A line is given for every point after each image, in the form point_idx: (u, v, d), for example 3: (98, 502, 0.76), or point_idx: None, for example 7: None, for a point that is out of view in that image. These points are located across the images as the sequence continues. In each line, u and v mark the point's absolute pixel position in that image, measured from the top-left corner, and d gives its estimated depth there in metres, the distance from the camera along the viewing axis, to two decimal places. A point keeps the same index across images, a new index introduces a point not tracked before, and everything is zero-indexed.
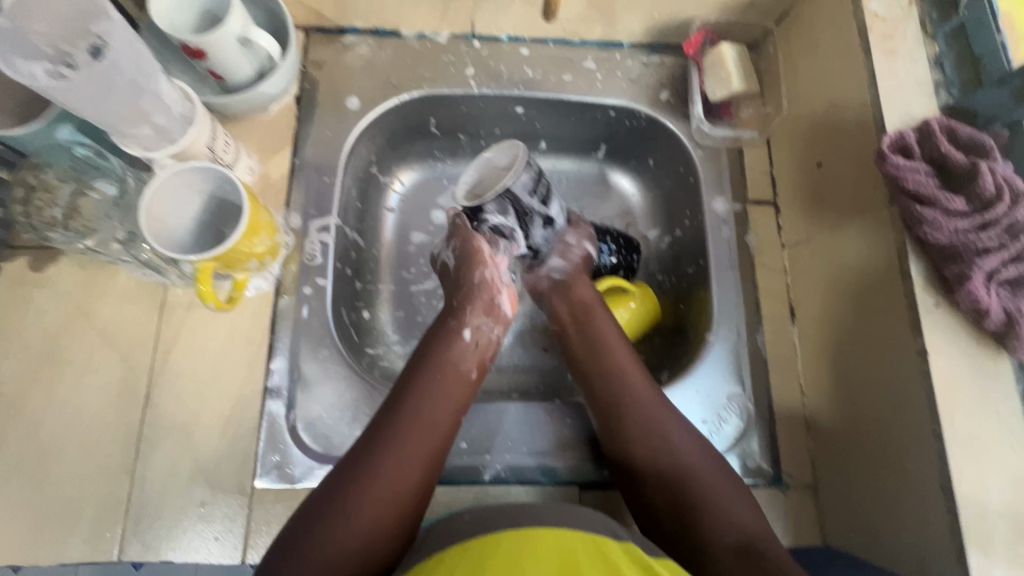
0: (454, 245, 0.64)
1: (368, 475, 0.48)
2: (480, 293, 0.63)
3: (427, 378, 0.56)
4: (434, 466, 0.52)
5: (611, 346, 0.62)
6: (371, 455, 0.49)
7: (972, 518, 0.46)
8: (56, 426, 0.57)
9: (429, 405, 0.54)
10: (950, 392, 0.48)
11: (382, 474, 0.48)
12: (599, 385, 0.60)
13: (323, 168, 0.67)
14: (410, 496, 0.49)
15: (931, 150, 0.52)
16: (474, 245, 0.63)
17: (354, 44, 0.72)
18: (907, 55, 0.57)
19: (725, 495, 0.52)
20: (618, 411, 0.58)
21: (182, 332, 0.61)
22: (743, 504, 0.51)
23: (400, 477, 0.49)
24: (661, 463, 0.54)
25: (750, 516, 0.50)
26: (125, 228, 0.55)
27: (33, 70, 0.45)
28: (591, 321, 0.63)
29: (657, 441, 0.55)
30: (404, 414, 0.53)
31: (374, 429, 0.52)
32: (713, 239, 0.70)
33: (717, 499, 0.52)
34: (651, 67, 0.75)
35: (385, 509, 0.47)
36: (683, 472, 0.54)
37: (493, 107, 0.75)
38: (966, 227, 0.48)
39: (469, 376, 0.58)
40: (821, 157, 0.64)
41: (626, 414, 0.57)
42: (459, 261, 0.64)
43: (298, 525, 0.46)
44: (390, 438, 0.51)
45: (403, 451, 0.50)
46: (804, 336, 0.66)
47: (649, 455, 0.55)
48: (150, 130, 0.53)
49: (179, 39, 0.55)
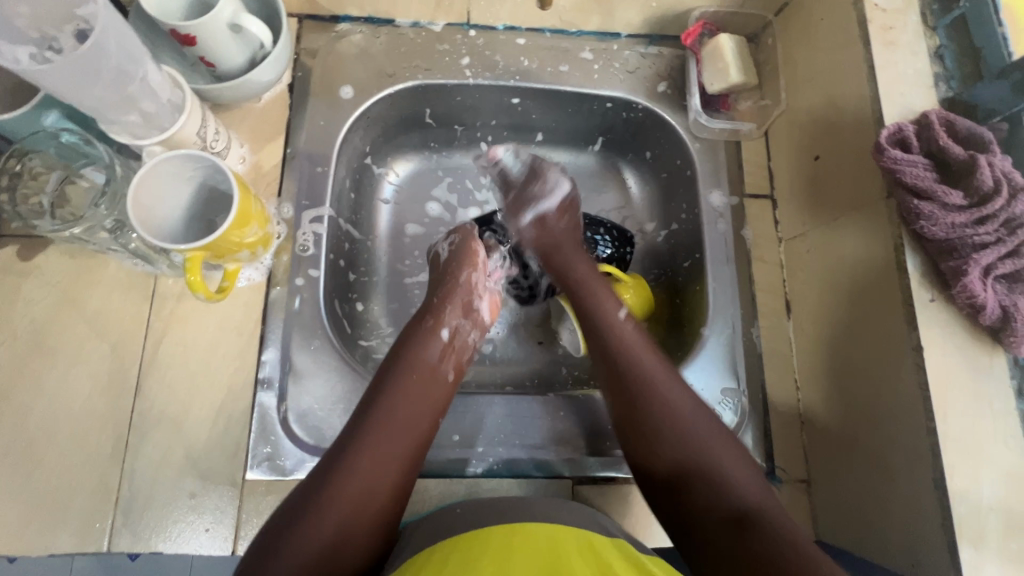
0: (451, 240, 0.67)
1: (338, 480, 0.46)
2: (462, 291, 0.63)
3: (399, 379, 0.54)
4: (408, 470, 0.50)
5: (609, 314, 0.60)
6: (341, 460, 0.47)
7: (965, 514, 0.46)
8: (45, 417, 0.56)
9: (401, 406, 0.52)
10: (945, 388, 0.48)
11: (352, 482, 0.46)
12: (600, 349, 0.58)
13: (316, 158, 0.66)
14: (382, 501, 0.47)
15: (930, 144, 0.52)
16: (472, 247, 0.65)
17: (347, 32, 0.71)
18: (907, 47, 0.57)
19: (725, 457, 0.49)
20: (615, 372, 0.56)
21: (172, 323, 0.60)
22: (743, 467, 0.49)
23: (372, 483, 0.47)
24: (659, 431, 0.52)
25: (749, 480, 0.48)
26: (115, 216, 0.53)
27: (17, 54, 0.45)
28: (589, 290, 0.62)
29: (654, 404, 0.53)
30: (375, 417, 0.51)
31: (346, 434, 0.50)
32: (709, 233, 0.69)
33: (718, 463, 0.49)
34: (648, 58, 0.74)
35: (356, 516, 0.45)
36: (680, 437, 0.51)
37: (489, 98, 0.74)
38: (964, 221, 0.48)
39: (444, 376, 0.57)
40: (819, 150, 0.64)
41: (626, 372, 0.55)
42: (452, 257, 0.65)
43: (272, 530, 0.44)
44: (360, 441, 0.49)
45: (372, 455, 0.48)
46: (799, 330, 0.65)
47: (648, 421, 0.52)
48: (138, 116, 0.52)
49: (168, 25, 0.54)
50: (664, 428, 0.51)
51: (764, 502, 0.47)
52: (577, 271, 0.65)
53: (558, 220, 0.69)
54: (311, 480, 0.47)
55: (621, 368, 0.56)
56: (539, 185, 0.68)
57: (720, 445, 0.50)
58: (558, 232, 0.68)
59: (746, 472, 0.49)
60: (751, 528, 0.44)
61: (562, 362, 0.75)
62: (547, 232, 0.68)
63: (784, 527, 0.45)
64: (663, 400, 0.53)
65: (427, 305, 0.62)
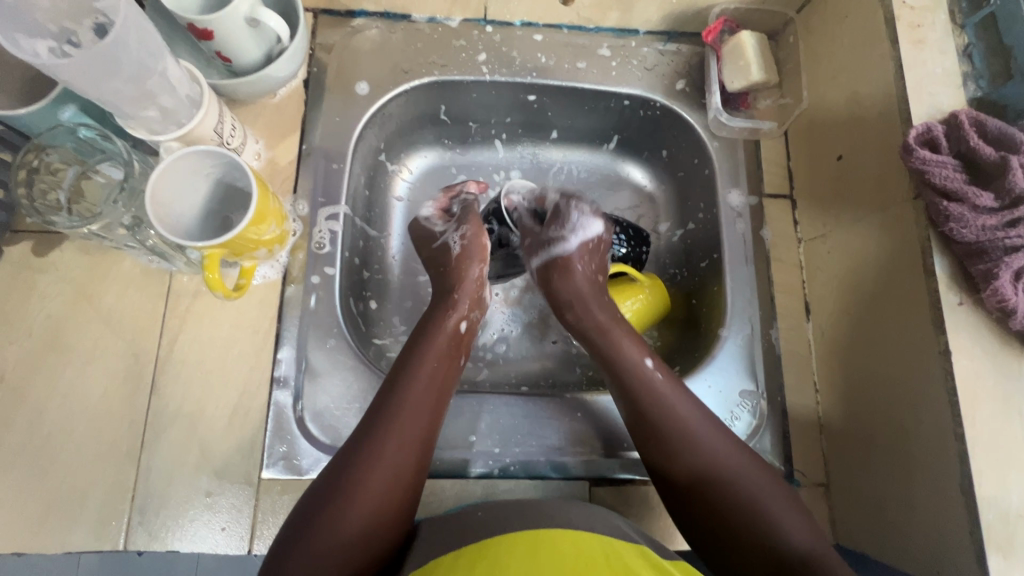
0: (463, 230, 0.66)
1: (363, 473, 0.47)
2: (472, 284, 0.63)
3: (413, 368, 0.54)
4: (425, 454, 0.51)
5: (636, 361, 0.57)
6: (363, 451, 0.48)
7: (993, 521, 0.45)
8: (60, 415, 0.56)
9: (416, 392, 0.53)
10: (973, 392, 0.48)
11: (378, 473, 0.47)
12: (630, 403, 0.55)
13: (332, 155, 0.66)
14: (405, 488, 0.48)
15: (959, 144, 0.51)
16: (482, 243, 0.65)
17: (363, 27, 0.70)
18: (935, 45, 0.56)
19: (773, 501, 0.49)
20: (650, 425, 0.53)
21: (188, 320, 0.60)
22: (789, 509, 0.48)
23: (396, 473, 0.48)
24: (703, 484, 0.50)
25: (799, 522, 0.48)
26: (132, 212, 0.53)
27: (36, 47, 0.44)
28: (610, 335, 0.59)
29: (696, 457, 0.51)
30: (392, 407, 0.51)
31: (365, 424, 0.50)
32: (727, 233, 0.69)
33: (767, 509, 0.48)
34: (666, 55, 0.73)
35: (383, 505, 0.47)
36: (727, 487, 0.49)
37: (505, 95, 0.73)
38: (995, 224, 0.47)
39: (455, 360, 0.58)
40: (842, 149, 0.63)
41: (658, 425, 0.53)
42: (463, 253, 0.64)
43: (300, 522, 0.45)
44: (381, 430, 0.49)
45: (393, 444, 0.49)
46: (819, 332, 0.64)
47: (691, 475, 0.51)
48: (156, 111, 0.51)
49: (186, 19, 0.54)
50: (710, 482, 0.50)
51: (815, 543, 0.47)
52: (595, 320, 0.61)
53: (578, 265, 0.64)
54: (335, 472, 0.48)
55: (656, 422, 0.53)
56: (557, 231, 0.66)
57: (768, 491, 0.49)
58: (579, 281, 0.63)
59: (792, 515, 0.48)
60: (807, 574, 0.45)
61: (577, 362, 0.74)
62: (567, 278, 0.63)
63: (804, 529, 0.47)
64: (705, 453, 0.51)
65: (438, 301, 0.62)
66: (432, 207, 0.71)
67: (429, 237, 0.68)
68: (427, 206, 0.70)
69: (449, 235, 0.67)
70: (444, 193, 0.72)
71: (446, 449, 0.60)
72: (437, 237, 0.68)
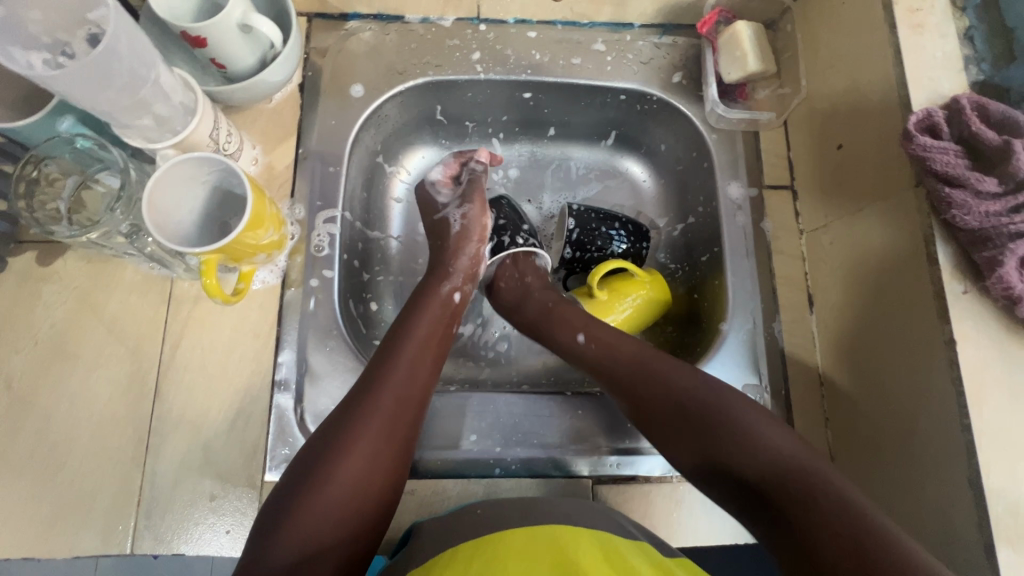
0: (465, 210, 0.67)
1: (359, 421, 0.49)
2: (469, 263, 0.64)
3: (407, 330, 0.56)
4: (420, 412, 0.52)
5: (590, 325, 0.61)
6: (360, 403, 0.50)
7: (1002, 513, 0.44)
8: (67, 421, 0.57)
9: (410, 349, 0.54)
10: (979, 382, 0.47)
11: (373, 419, 0.49)
12: (598, 366, 0.58)
13: (328, 158, 0.66)
14: (399, 443, 0.50)
15: (961, 130, 0.50)
16: (483, 223, 0.67)
17: (357, 29, 0.70)
18: (935, 29, 0.55)
19: (748, 419, 0.49)
20: (624, 389, 0.56)
21: (190, 325, 0.60)
22: (759, 419, 0.49)
23: (389, 425, 0.50)
24: (681, 420, 0.52)
25: (775, 434, 0.48)
26: (130, 220, 0.54)
27: (31, 60, 0.45)
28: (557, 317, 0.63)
29: (663, 393, 0.53)
30: (383, 366, 0.52)
31: (360, 385, 0.51)
32: (728, 226, 0.68)
33: (746, 425, 0.49)
34: (663, 48, 0.72)
35: (378, 457, 0.48)
36: (701, 419, 0.51)
37: (500, 93, 0.73)
38: (998, 210, 0.46)
39: (448, 328, 0.60)
40: (841, 138, 0.62)
41: (629, 385, 0.55)
42: (462, 231, 0.66)
43: (293, 484, 0.46)
44: (377, 384, 0.51)
45: (390, 393, 0.51)
46: (822, 325, 0.64)
47: (659, 407, 0.53)
48: (150, 120, 0.52)
49: (179, 27, 0.54)
50: (678, 415, 0.52)
51: (802, 456, 0.47)
52: (540, 301, 0.65)
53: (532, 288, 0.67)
54: (329, 430, 0.48)
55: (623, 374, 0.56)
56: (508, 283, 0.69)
57: (741, 414, 0.50)
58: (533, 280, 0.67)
59: (768, 433, 0.48)
60: (789, 483, 0.45)
61: None
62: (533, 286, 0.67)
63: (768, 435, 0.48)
64: (673, 391, 0.53)
65: (436, 271, 0.63)
66: (440, 171, 0.69)
67: (431, 207, 0.69)
68: (436, 170, 0.69)
69: (449, 210, 0.67)
70: (455, 158, 0.69)
71: (447, 448, 0.60)
72: (439, 208, 0.68)
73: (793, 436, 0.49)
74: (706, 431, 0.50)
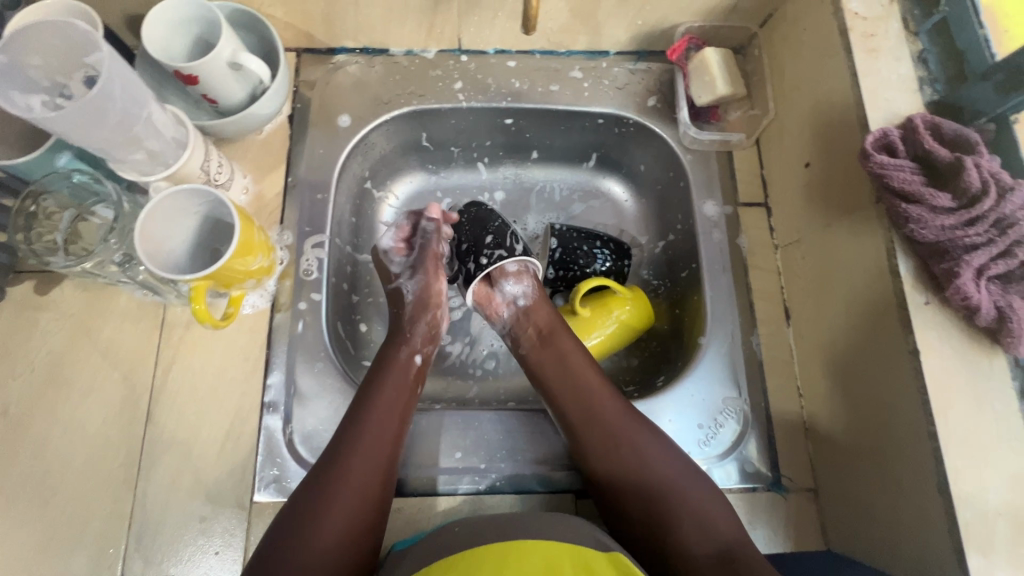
0: (414, 281, 0.68)
1: (342, 471, 0.51)
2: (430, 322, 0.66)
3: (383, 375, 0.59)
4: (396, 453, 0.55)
5: (576, 367, 0.61)
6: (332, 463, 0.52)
7: (970, 518, 0.45)
8: (61, 446, 0.58)
9: (384, 400, 0.57)
10: (943, 390, 0.48)
11: (352, 475, 0.51)
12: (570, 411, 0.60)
13: (316, 186, 0.69)
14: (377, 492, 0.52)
15: (915, 147, 0.52)
16: (437, 288, 0.68)
17: (344, 63, 0.74)
18: (889, 53, 0.58)
19: (684, 478, 0.54)
20: (596, 447, 0.57)
21: (182, 350, 0.62)
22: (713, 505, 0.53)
23: (369, 476, 0.52)
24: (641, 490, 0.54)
25: (705, 496, 0.53)
26: (123, 250, 0.56)
27: (30, 100, 0.49)
28: (553, 342, 0.63)
29: (630, 456, 0.56)
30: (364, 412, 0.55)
31: (338, 435, 0.54)
32: (704, 243, 0.70)
33: (680, 489, 0.54)
34: (637, 74, 0.76)
35: (365, 497, 0.51)
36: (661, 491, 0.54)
37: (483, 120, 0.76)
38: (953, 223, 0.48)
39: (417, 375, 0.62)
40: (809, 157, 0.64)
41: (603, 445, 0.57)
42: (416, 301, 0.67)
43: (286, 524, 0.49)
44: (350, 441, 0.53)
45: (362, 449, 0.53)
46: (799, 337, 0.65)
47: (626, 474, 0.55)
48: (144, 154, 0.55)
49: (172, 67, 0.57)
50: (644, 482, 0.54)
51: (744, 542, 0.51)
52: (544, 320, 0.65)
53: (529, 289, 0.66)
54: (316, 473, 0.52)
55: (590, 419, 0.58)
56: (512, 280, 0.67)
57: (691, 486, 0.54)
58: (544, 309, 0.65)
59: (714, 512, 0.53)
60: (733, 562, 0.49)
61: None
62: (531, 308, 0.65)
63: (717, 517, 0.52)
64: (638, 453, 0.56)
65: (393, 336, 0.64)
66: (392, 235, 0.69)
67: (386, 275, 0.70)
68: (389, 235, 0.69)
69: (399, 280, 0.69)
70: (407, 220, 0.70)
71: (433, 466, 0.61)
72: (393, 277, 0.69)
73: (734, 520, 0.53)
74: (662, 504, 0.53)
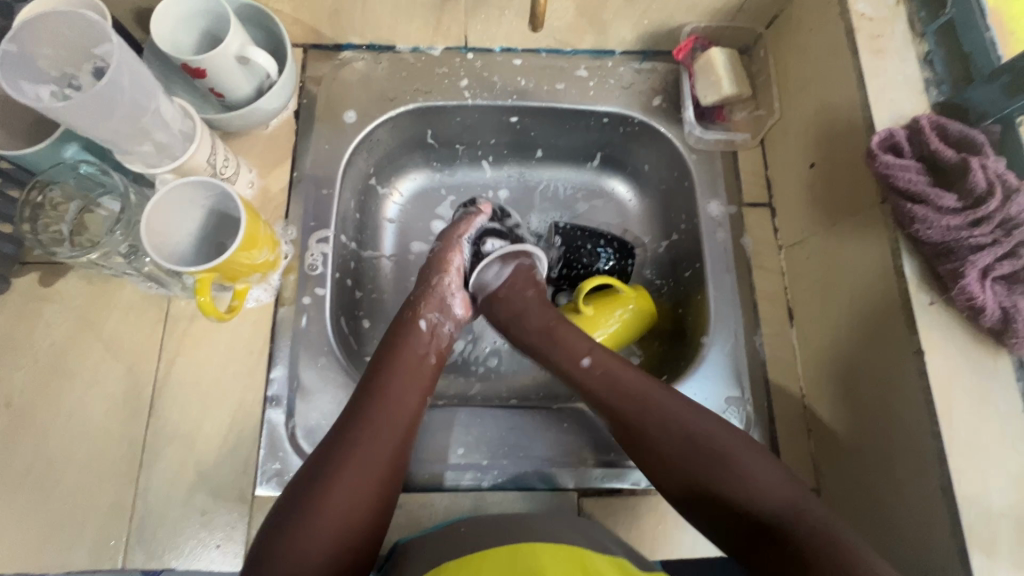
0: (436, 246, 0.69)
1: (350, 452, 0.50)
2: (437, 290, 0.65)
3: (392, 362, 0.58)
4: (407, 442, 0.54)
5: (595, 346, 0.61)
6: (336, 451, 0.50)
7: (974, 519, 0.45)
8: (63, 437, 0.58)
9: (392, 388, 0.56)
10: (947, 391, 0.48)
11: (355, 460, 0.50)
12: (591, 394, 0.58)
13: (322, 181, 0.69)
14: (383, 476, 0.51)
15: (921, 148, 0.52)
16: (448, 256, 0.67)
17: (351, 59, 0.74)
18: (895, 54, 0.58)
19: (720, 436, 0.53)
20: (628, 416, 0.55)
21: (186, 342, 0.62)
22: (762, 464, 0.51)
23: (373, 461, 0.51)
24: (678, 454, 0.52)
25: (752, 459, 0.51)
26: (129, 241, 0.56)
27: (39, 91, 0.49)
28: (558, 329, 0.62)
29: (659, 424, 0.54)
30: (372, 399, 0.54)
31: (343, 420, 0.53)
32: (708, 243, 0.70)
33: (722, 447, 0.52)
34: (643, 73, 0.76)
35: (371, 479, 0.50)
36: (698, 448, 0.52)
37: (488, 118, 0.76)
38: (959, 223, 0.48)
39: (428, 362, 0.61)
40: (814, 157, 0.64)
41: (635, 414, 0.55)
42: (432, 260, 0.67)
43: (290, 506, 0.47)
44: (358, 426, 0.52)
45: (373, 439, 0.52)
46: (802, 338, 0.65)
47: (665, 441, 0.53)
48: (151, 147, 0.55)
49: (179, 60, 0.57)
50: (682, 447, 0.52)
51: (796, 499, 0.48)
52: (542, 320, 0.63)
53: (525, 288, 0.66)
54: (321, 454, 0.50)
55: (613, 399, 0.57)
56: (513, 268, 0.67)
57: (731, 443, 0.52)
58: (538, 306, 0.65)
59: (761, 470, 0.50)
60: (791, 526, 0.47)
61: None
62: (517, 297, 0.65)
63: (766, 477, 0.50)
64: (669, 416, 0.54)
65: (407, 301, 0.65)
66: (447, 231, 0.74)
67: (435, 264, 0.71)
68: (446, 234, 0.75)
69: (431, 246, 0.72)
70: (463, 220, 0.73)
71: (436, 462, 0.61)
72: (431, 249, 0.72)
73: (786, 475, 0.50)
74: (706, 464, 0.51)
